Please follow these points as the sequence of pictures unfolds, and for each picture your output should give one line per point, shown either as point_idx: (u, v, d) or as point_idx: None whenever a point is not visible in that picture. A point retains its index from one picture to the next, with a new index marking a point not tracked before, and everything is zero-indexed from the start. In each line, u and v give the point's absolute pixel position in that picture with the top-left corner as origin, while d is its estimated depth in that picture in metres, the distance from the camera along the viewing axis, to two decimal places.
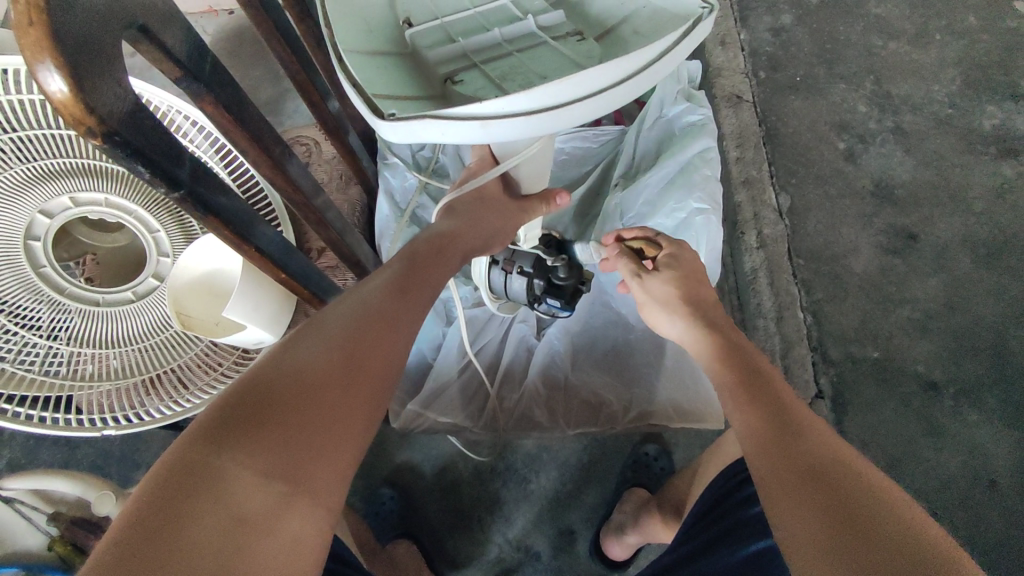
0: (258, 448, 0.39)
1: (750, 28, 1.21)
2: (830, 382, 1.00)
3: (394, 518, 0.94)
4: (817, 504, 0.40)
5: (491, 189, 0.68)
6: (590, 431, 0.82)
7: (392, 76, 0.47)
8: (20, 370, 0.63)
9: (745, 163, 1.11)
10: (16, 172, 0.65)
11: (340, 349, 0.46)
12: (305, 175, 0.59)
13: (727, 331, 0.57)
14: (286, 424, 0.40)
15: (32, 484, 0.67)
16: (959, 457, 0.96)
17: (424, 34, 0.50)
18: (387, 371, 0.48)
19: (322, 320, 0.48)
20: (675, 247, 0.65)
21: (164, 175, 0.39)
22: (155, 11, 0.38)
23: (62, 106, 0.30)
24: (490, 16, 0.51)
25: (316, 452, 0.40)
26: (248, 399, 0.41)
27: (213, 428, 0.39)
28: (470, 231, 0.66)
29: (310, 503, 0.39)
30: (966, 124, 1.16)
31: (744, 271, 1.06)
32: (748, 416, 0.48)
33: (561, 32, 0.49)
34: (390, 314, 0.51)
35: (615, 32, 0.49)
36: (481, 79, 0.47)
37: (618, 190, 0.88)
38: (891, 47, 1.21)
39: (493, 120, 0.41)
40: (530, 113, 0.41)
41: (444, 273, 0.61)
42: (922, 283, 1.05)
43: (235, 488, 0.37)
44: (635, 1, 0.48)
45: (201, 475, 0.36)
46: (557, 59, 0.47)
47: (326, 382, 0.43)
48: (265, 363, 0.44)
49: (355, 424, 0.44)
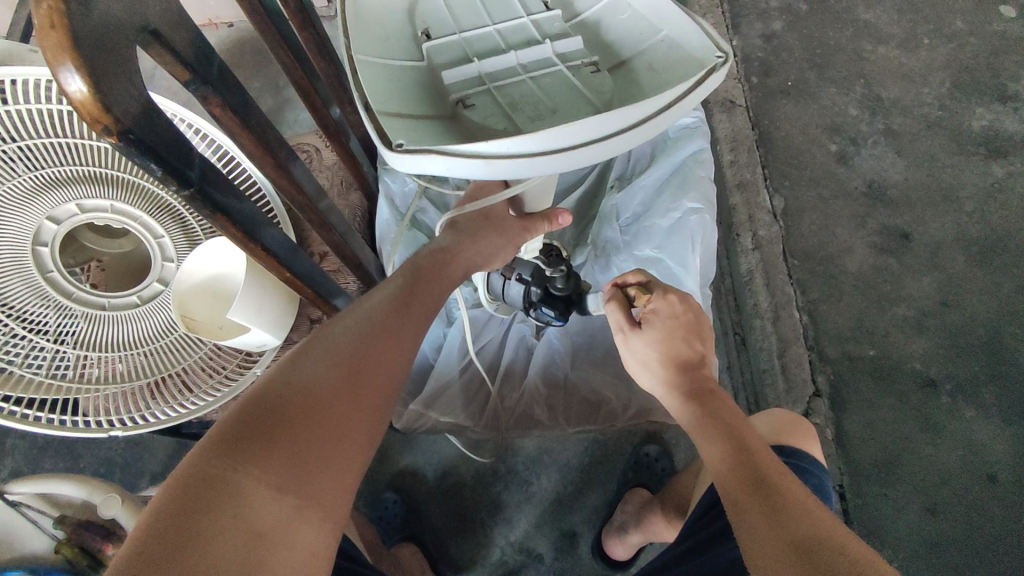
0: (272, 463, 0.39)
1: (742, 34, 1.24)
2: (828, 380, 1.01)
3: (397, 521, 0.94)
4: (772, 522, 0.43)
5: (497, 209, 0.67)
6: (590, 429, 0.83)
7: (409, 91, 0.49)
8: (28, 373, 0.65)
9: (739, 166, 1.12)
10: (24, 181, 0.67)
11: (348, 363, 0.46)
12: (309, 179, 0.60)
13: (713, 394, 0.56)
14: (297, 440, 0.41)
15: (39, 488, 0.67)
16: (957, 453, 0.97)
17: (446, 48, 0.52)
18: (392, 386, 0.49)
19: (329, 330, 0.48)
20: (659, 300, 0.61)
21: (175, 174, 0.40)
22: (167, 16, 0.39)
23: (81, 106, 0.32)
24: (508, 36, 0.52)
25: (325, 467, 0.42)
26: (258, 412, 0.41)
27: (226, 441, 0.39)
28: (475, 249, 0.65)
29: (319, 515, 0.41)
30: (955, 126, 1.18)
31: (740, 272, 1.07)
32: (711, 449, 0.51)
33: (576, 61, 0.51)
34: (395, 326, 0.51)
35: (629, 65, 0.52)
36: (493, 106, 0.49)
37: (615, 192, 0.90)
38: (881, 52, 1.23)
39: (497, 160, 0.42)
40: (534, 155, 0.42)
41: (447, 286, 0.61)
42: (916, 282, 1.07)
43: (251, 503, 0.38)
44: (652, 36, 0.52)
45: (218, 488, 0.37)
46: (569, 92, 0.49)
47: (335, 398, 0.44)
48: (273, 375, 0.44)
49: (360, 439, 0.45)
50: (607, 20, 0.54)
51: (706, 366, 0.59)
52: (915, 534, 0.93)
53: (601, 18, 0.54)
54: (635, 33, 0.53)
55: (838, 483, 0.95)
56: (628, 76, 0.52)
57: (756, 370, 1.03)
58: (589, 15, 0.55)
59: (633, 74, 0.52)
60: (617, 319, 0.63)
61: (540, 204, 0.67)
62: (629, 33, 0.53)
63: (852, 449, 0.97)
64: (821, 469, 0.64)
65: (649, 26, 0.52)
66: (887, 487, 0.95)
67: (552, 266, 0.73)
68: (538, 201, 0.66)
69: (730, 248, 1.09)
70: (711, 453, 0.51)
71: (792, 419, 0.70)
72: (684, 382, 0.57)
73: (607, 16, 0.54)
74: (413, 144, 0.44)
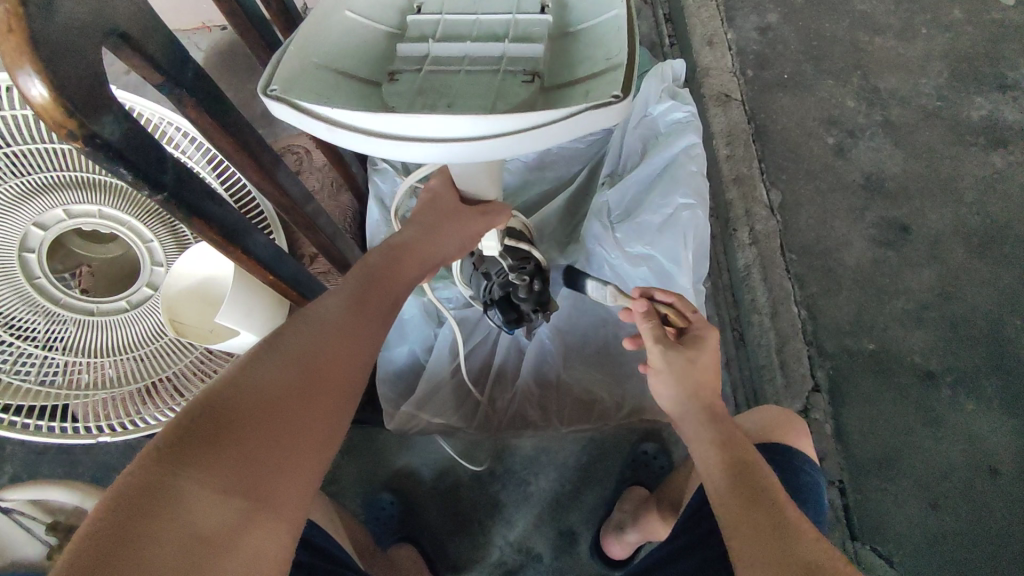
0: (216, 467, 0.38)
1: (736, 28, 1.23)
2: (826, 374, 1.00)
3: (393, 523, 0.94)
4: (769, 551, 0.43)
5: (445, 196, 0.61)
6: (584, 428, 0.83)
7: (356, 57, 0.52)
8: (16, 379, 0.65)
9: (735, 161, 1.12)
10: (11, 187, 0.66)
11: (299, 364, 0.44)
12: (295, 183, 0.60)
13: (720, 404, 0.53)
14: (243, 440, 0.39)
15: (32, 495, 0.68)
16: (958, 447, 0.96)
17: (423, 25, 0.53)
18: (351, 383, 0.47)
19: (282, 331, 0.46)
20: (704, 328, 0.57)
21: (147, 178, 0.39)
22: (138, 19, 0.39)
23: (41, 111, 0.31)
24: (487, 28, 0.52)
25: (274, 469, 0.40)
26: (203, 414, 0.39)
27: (169, 444, 0.38)
28: (428, 240, 0.58)
29: (271, 516, 0.39)
30: (954, 116, 1.16)
31: (737, 267, 1.07)
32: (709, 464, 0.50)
33: (517, 67, 0.49)
34: (352, 324, 0.49)
35: (569, 87, 0.48)
36: (410, 87, 0.49)
37: (606, 189, 0.85)
38: (878, 42, 1.22)
39: (341, 128, 0.45)
40: (373, 134, 0.44)
41: (413, 277, 0.58)
42: (916, 274, 1.06)
43: (194, 508, 0.36)
44: (604, 62, 0.47)
45: (158, 492, 0.36)
46: (478, 91, 0.48)
47: (285, 399, 0.42)
48: (222, 376, 0.42)
49: (314, 438, 0.42)
50: (586, 35, 0.51)
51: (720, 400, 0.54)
52: (918, 531, 0.92)
53: (585, 32, 0.51)
54: (595, 54, 0.49)
55: (838, 480, 0.95)
56: (565, 95, 0.47)
57: (755, 365, 1.02)
58: (580, 28, 0.52)
59: (568, 92, 0.47)
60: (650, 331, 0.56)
61: (486, 196, 0.62)
62: (591, 52, 0.50)
63: (852, 443, 0.96)
64: (815, 468, 0.64)
65: (609, 49, 0.48)
66: (888, 482, 0.94)
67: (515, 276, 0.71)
68: (483, 190, 0.61)
69: (727, 243, 1.09)
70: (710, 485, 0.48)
71: (786, 414, 0.69)
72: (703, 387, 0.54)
73: (587, 34, 0.51)
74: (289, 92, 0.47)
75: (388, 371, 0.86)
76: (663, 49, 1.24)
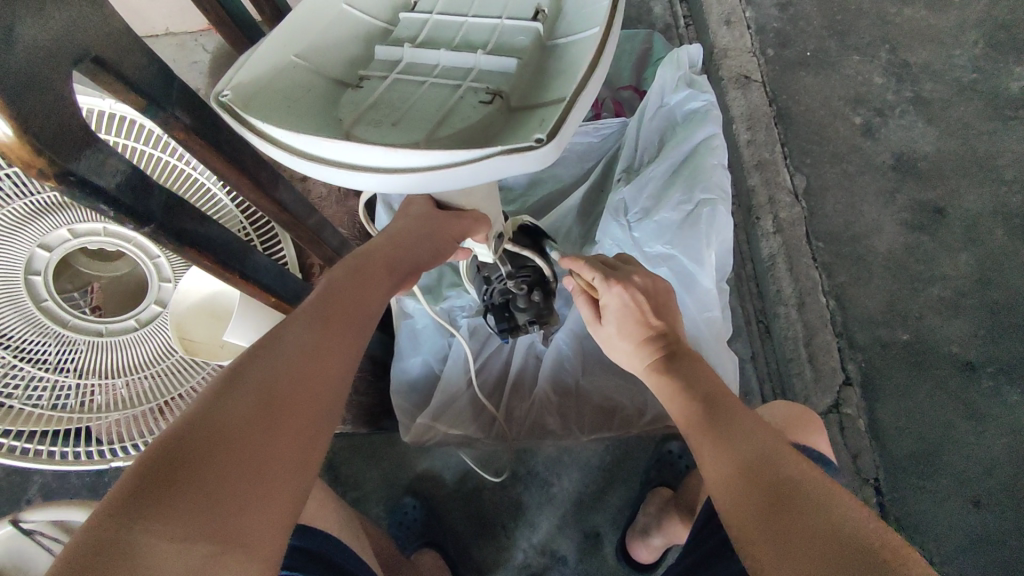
0: (175, 514, 0.34)
1: (756, 5, 1.17)
2: (858, 367, 0.96)
3: (418, 527, 0.91)
4: (772, 521, 0.39)
5: (418, 206, 0.60)
6: (605, 436, 0.80)
7: (334, 55, 0.50)
8: (29, 405, 0.64)
9: (757, 145, 1.07)
10: (17, 208, 0.66)
11: (264, 392, 0.40)
12: (296, 197, 0.58)
13: (685, 358, 0.56)
14: (205, 481, 0.35)
15: (47, 517, 0.67)
16: (1002, 440, 0.91)
17: (411, 24, 0.51)
18: (324, 406, 0.43)
19: (244, 360, 0.42)
20: (609, 294, 0.60)
21: (131, 212, 0.38)
22: (113, 41, 0.37)
23: (8, 149, 0.31)
24: (473, 33, 0.50)
25: (242, 506, 0.36)
26: (159, 457, 0.35)
27: (120, 496, 0.34)
28: (392, 246, 0.57)
29: (243, 558, 0.35)
30: (991, 88, 1.10)
31: (762, 257, 1.02)
32: (716, 468, 0.44)
33: (479, 85, 0.45)
34: (322, 344, 0.45)
35: (529, 112, 0.44)
36: (368, 95, 0.46)
37: (622, 185, 0.81)
38: (907, 13, 1.15)
39: (271, 145, 0.43)
40: (302, 157, 0.42)
41: (384, 287, 0.54)
42: (953, 259, 1.00)
43: (154, 560, 0.33)
44: (564, 94, 0.43)
45: (114, 549, 0.32)
46: (428, 109, 0.44)
47: (248, 433, 0.38)
48: (179, 416, 0.38)
49: (286, 471, 0.39)
50: (571, 49, 0.47)
51: (672, 331, 0.59)
52: (959, 528, 0.88)
53: (569, 45, 0.48)
54: (562, 77, 0.45)
55: (874, 477, 0.91)
56: (522, 121, 0.44)
57: (781, 359, 0.98)
58: (562, 42, 0.48)
59: (524, 120, 0.44)
60: (588, 315, 0.64)
61: (463, 204, 0.60)
62: (568, 71, 0.45)
63: (887, 439, 0.92)
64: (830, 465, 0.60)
65: (572, 76, 0.44)
66: (927, 479, 0.90)
67: (517, 283, 0.70)
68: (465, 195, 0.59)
69: (751, 233, 1.05)
70: (744, 523, 0.40)
71: (799, 411, 0.66)
72: (650, 355, 0.58)
73: (561, 53, 0.48)
74: (242, 98, 0.45)
75: (402, 382, 0.84)
76: (679, 31, 1.18)
